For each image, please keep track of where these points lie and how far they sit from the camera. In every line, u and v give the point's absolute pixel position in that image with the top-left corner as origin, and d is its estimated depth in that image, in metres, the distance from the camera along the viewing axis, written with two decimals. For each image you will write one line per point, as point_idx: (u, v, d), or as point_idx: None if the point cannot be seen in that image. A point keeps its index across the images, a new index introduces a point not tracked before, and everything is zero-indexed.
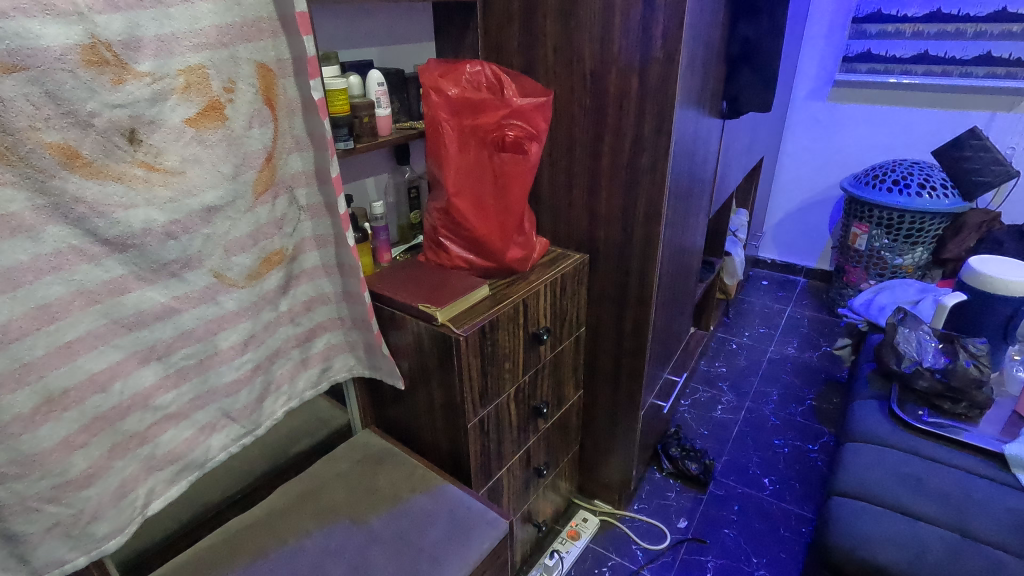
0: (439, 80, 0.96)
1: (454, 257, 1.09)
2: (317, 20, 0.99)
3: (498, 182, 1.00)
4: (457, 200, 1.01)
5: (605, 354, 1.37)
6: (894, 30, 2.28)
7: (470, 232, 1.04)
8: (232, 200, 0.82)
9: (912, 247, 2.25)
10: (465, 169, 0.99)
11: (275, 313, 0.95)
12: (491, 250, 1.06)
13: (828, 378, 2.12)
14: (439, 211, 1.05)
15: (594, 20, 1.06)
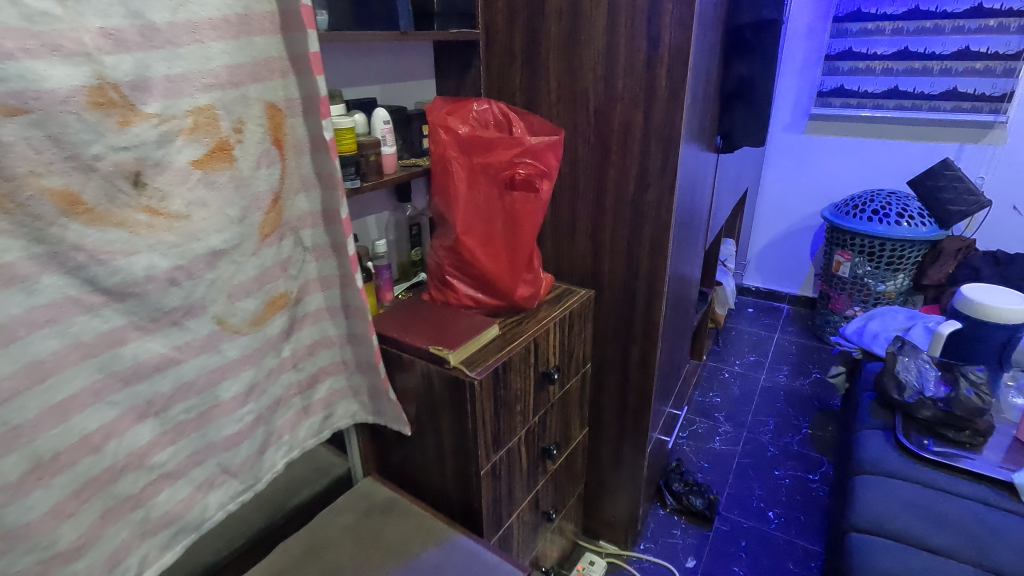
0: (448, 119, 0.96)
1: (461, 296, 1.06)
2: (326, 60, 0.98)
3: (507, 220, 0.98)
4: (466, 239, 0.99)
5: (610, 391, 1.35)
6: (865, 67, 2.39)
7: (478, 271, 1.02)
8: (238, 244, 0.79)
9: (893, 274, 2.30)
10: (474, 207, 0.97)
11: (278, 360, 0.91)
12: (501, 289, 1.03)
13: (821, 406, 2.13)
14: (447, 250, 1.03)
15: (598, 59, 1.07)
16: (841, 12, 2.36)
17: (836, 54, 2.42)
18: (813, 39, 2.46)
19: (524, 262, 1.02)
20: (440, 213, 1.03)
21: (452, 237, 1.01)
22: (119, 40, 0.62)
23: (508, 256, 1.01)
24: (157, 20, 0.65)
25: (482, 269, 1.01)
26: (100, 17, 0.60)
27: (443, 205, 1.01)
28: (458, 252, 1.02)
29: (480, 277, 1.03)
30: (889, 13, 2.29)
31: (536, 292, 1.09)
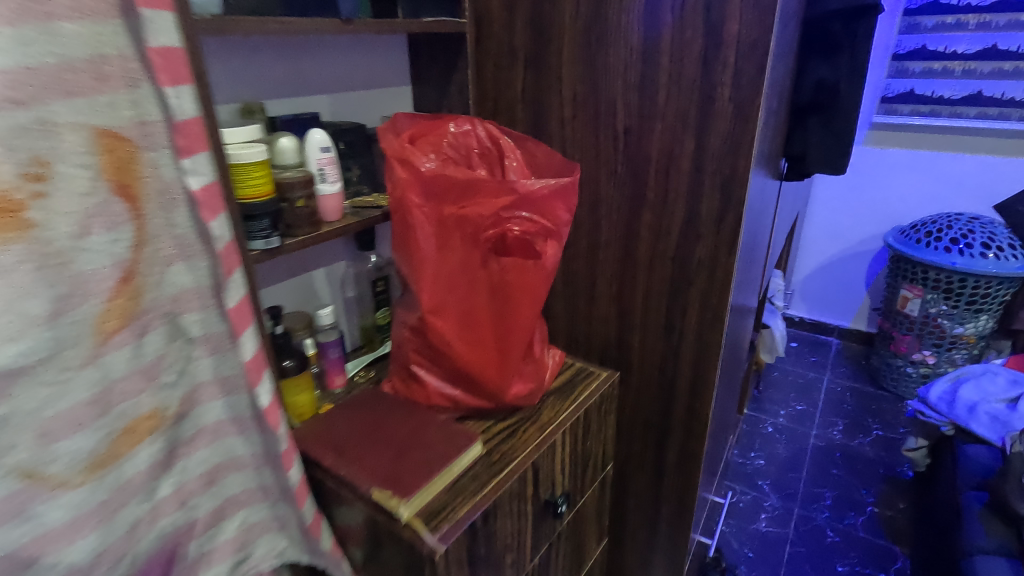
0: (408, 148, 0.66)
1: (432, 394, 0.75)
2: (212, 58, 0.66)
3: (493, 297, 0.67)
4: (434, 321, 0.68)
5: (636, 494, 1.03)
6: (940, 68, 2.06)
7: (453, 363, 0.71)
8: (53, 351, 0.42)
9: (975, 315, 1.95)
10: (446, 278, 0.66)
11: (150, 505, 0.53)
12: (485, 387, 0.73)
13: (889, 475, 1.78)
14: (410, 332, 0.72)
15: (632, 59, 0.75)
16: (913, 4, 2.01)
17: (905, 52, 2.09)
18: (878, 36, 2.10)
19: (518, 354, 0.71)
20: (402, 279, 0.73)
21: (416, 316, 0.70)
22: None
23: (495, 346, 0.70)
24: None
25: (459, 363, 0.70)
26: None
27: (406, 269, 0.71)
28: (425, 336, 0.71)
29: (456, 371, 0.72)
30: (975, 5, 1.93)
31: (538, 388, 0.77)
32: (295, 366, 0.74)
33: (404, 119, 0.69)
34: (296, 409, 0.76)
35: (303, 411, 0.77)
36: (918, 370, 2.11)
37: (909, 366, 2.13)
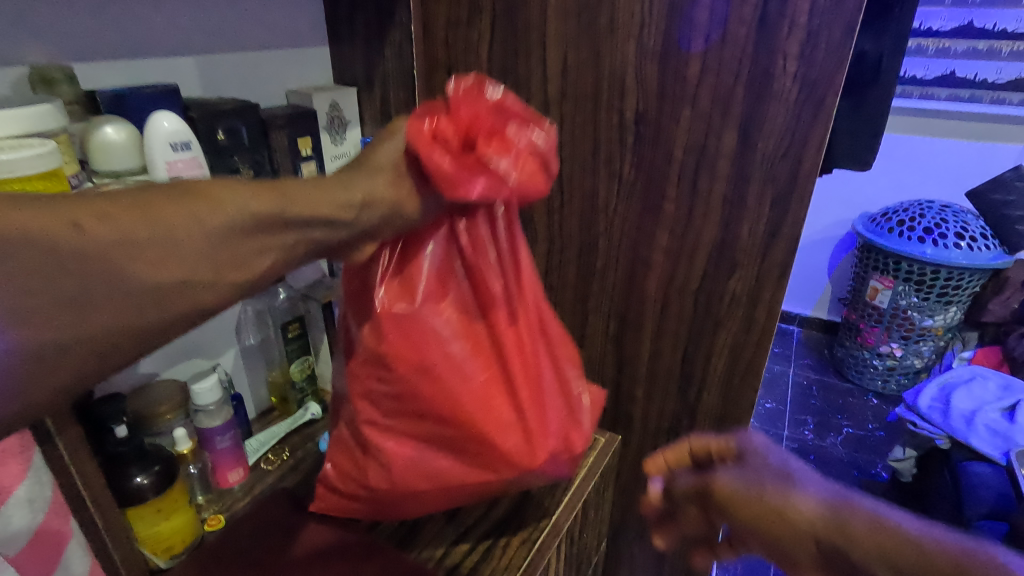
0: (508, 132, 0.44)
1: (413, 475, 0.48)
2: None
3: (482, 294, 0.50)
4: (400, 343, 0.45)
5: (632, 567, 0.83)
6: (915, 46, 1.93)
7: (438, 408, 0.46)
8: None
9: (945, 307, 1.87)
10: (416, 273, 0.47)
11: None
12: (495, 432, 0.47)
13: (864, 479, 1.70)
14: (358, 389, 0.48)
15: (652, 14, 0.52)
16: None
17: None
18: None
19: (531, 371, 0.50)
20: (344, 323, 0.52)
21: (365, 362, 0.47)
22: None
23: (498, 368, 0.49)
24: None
25: (448, 398, 0.46)
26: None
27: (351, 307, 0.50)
28: (380, 377, 0.46)
29: (443, 420, 0.47)
30: None
31: (576, 431, 0.53)
32: (155, 483, 0.47)
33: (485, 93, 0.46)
34: (160, 542, 0.49)
35: (175, 543, 0.50)
36: (884, 362, 2.04)
37: (876, 359, 2.06)
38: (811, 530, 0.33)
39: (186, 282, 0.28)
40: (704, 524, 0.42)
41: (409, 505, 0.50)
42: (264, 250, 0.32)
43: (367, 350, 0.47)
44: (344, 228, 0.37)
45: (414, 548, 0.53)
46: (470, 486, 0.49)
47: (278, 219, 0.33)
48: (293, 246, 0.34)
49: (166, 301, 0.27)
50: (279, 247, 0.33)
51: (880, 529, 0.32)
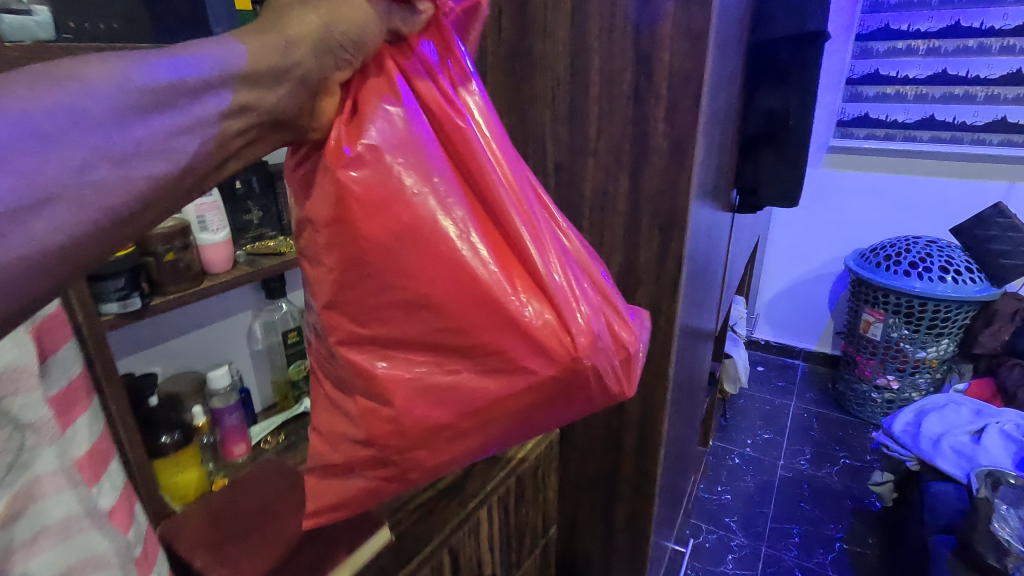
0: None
1: (425, 398, 0.45)
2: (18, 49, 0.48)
3: (460, 156, 0.46)
4: (376, 214, 0.40)
5: (587, 556, 0.93)
6: (893, 93, 2.02)
7: (436, 295, 0.43)
8: None
9: (936, 339, 1.91)
10: (373, 121, 0.40)
11: None
12: (520, 319, 0.44)
13: (858, 507, 1.72)
14: (331, 309, 0.43)
15: (560, 90, 0.69)
16: (863, 30, 2.00)
17: (857, 77, 2.06)
18: (833, 58, 2.07)
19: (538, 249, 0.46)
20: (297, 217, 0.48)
21: (331, 263, 0.42)
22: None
23: (498, 250, 0.46)
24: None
25: (448, 282, 0.43)
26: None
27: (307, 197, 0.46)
28: (354, 274, 0.42)
29: (448, 311, 0.43)
30: (924, 29, 1.91)
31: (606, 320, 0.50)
32: (175, 442, 0.63)
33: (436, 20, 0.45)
34: (179, 491, 0.65)
35: (189, 492, 0.66)
36: (883, 395, 2.07)
37: (874, 391, 2.08)
38: None
39: (110, 177, 0.30)
40: None
41: (442, 435, 0.45)
42: (189, 132, 0.33)
43: (333, 233, 0.41)
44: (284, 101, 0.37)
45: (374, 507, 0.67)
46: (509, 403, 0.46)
47: (187, 87, 0.33)
48: (232, 130, 0.35)
49: (96, 198, 0.29)
50: (212, 130, 0.34)
51: None
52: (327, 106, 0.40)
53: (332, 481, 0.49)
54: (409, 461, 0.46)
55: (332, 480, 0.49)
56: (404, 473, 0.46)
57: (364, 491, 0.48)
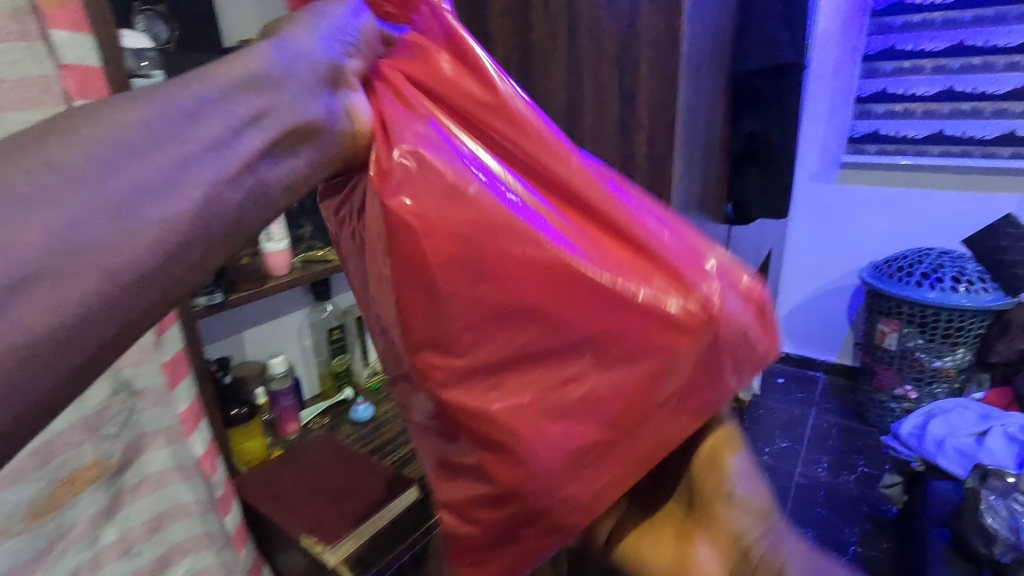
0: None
1: (545, 416, 0.41)
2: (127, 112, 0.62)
3: (491, 136, 0.45)
4: (435, 227, 0.39)
5: None
6: (903, 109, 1.92)
7: (525, 296, 0.41)
8: None
9: (951, 348, 1.87)
10: (397, 123, 0.41)
11: (92, 552, 0.64)
12: (621, 301, 0.43)
13: (873, 513, 1.75)
14: (420, 361, 0.41)
15: (558, 121, 0.83)
16: (869, 51, 1.90)
17: (867, 96, 1.96)
18: (840, 80, 1.96)
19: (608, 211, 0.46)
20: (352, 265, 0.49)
21: (409, 302, 0.40)
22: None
23: (567, 223, 0.45)
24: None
25: (533, 270, 0.41)
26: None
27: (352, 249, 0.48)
28: (432, 302, 0.39)
29: (542, 300, 0.41)
30: (928, 50, 1.82)
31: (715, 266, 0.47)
32: (242, 414, 0.80)
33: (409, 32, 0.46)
34: (245, 455, 0.82)
35: (253, 457, 0.84)
36: (901, 406, 2.03)
37: (892, 402, 2.04)
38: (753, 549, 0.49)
39: (112, 230, 0.29)
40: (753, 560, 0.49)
41: (590, 448, 0.42)
42: (200, 168, 0.33)
43: (397, 262, 0.40)
44: (280, 117, 0.36)
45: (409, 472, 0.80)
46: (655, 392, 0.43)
47: (177, 117, 0.33)
48: (243, 158, 0.35)
49: (95, 258, 0.29)
50: (221, 161, 0.34)
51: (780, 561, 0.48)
52: (357, 124, 0.41)
53: (476, 538, 0.45)
54: (560, 505, 0.42)
55: (475, 538, 0.45)
56: (568, 501, 0.42)
57: (517, 544, 0.44)
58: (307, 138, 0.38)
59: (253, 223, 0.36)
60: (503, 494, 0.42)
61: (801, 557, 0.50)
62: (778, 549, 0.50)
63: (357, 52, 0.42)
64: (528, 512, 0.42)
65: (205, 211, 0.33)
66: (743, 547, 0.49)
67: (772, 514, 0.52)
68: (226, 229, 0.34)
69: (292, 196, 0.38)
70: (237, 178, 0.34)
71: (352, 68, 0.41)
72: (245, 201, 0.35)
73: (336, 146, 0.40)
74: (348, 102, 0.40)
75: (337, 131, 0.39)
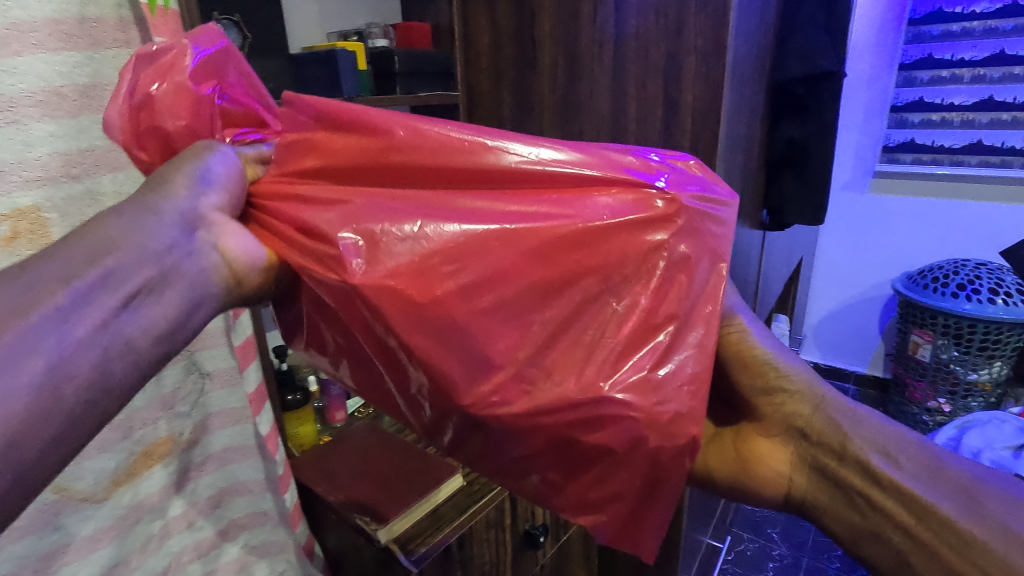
0: (225, 64, 0.45)
1: (621, 377, 0.36)
2: None
3: (382, 175, 0.41)
4: (427, 285, 0.35)
5: None
6: (939, 119, 1.90)
7: (522, 296, 0.36)
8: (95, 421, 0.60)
9: (988, 361, 1.82)
10: (317, 221, 0.39)
11: (162, 522, 0.68)
12: (616, 234, 0.37)
13: None
14: (469, 397, 0.36)
15: None
16: (907, 59, 1.88)
17: (903, 104, 1.93)
18: (875, 88, 1.93)
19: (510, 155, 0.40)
20: (364, 387, 0.46)
21: (435, 359, 0.36)
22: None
23: (491, 178, 0.40)
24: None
25: (528, 235, 0.37)
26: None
27: (355, 370, 0.45)
28: (454, 335, 0.35)
29: (533, 268, 0.37)
30: (968, 58, 1.81)
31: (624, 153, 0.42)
32: (297, 399, 0.84)
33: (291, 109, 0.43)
34: (299, 440, 0.87)
35: (305, 441, 0.88)
36: (934, 418, 1.97)
37: (925, 415, 1.99)
38: (807, 449, 0.48)
39: None
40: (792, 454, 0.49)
41: (690, 365, 0.37)
42: (37, 348, 0.32)
43: (405, 327, 0.35)
44: (136, 273, 0.36)
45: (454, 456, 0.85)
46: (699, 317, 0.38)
47: (10, 309, 0.32)
48: (94, 316, 0.34)
49: None
50: (66, 326, 0.33)
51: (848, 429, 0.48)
52: (226, 260, 0.41)
53: (616, 517, 0.40)
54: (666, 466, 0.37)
55: (618, 515, 0.40)
56: (687, 416, 0.36)
57: (662, 498, 0.39)
58: (166, 288, 0.37)
59: (119, 384, 0.35)
60: (617, 454, 0.37)
61: (865, 421, 0.48)
62: (837, 420, 0.48)
63: (225, 195, 0.42)
64: (655, 458, 0.37)
65: (53, 388, 0.32)
66: (800, 429, 0.49)
67: (818, 381, 0.51)
68: (87, 400, 0.33)
69: (164, 344, 0.37)
70: (89, 337, 0.33)
71: (215, 201, 0.41)
72: (101, 365, 0.34)
73: (200, 289, 0.39)
74: (217, 237, 0.41)
75: (201, 271, 0.40)
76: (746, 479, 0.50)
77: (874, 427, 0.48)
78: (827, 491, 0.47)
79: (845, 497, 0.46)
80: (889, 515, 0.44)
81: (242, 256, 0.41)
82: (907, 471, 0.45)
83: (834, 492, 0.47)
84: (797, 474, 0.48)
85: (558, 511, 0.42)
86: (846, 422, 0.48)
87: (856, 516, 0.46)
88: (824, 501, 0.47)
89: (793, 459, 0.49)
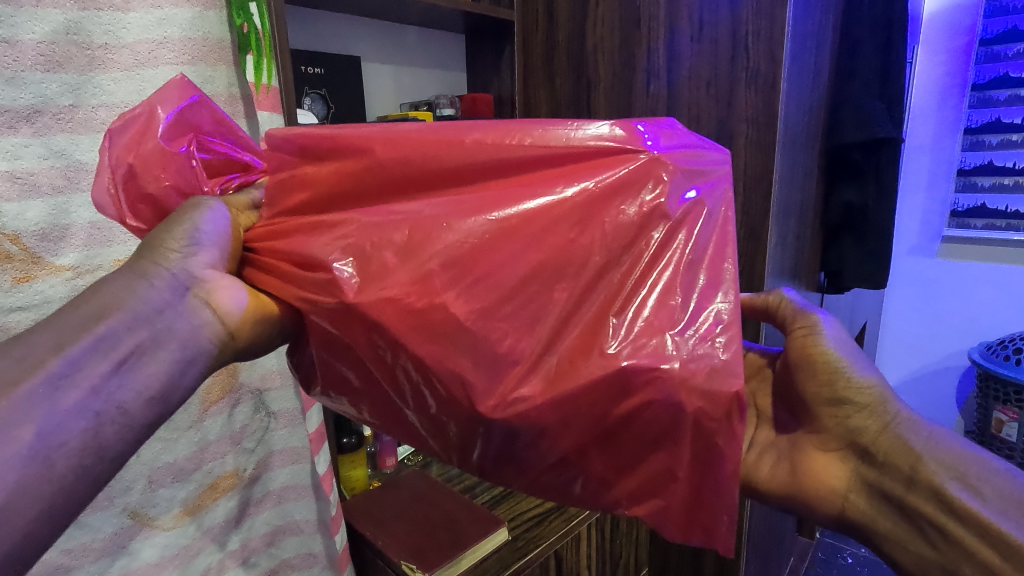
0: (197, 115, 0.44)
1: (638, 348, 0.34)
2: None
3: (365, 198, 0.41)
4: (436, 304, 0.36)
5: None
6: (1013, 183, 1.77)
7: (523, 275, 0.36)
8: (171, 450, 0.65)
9: None
10: (312, 248, 0.39)
11: (219, 555, 0.72)
12: (613, 203, 0.38)
13: None
14: (491, 398, 0.35)
15: None
16: (972, 123, 1.81)
17: (970, 168, 1.84)
18: (938, 152, 1.89)
19: (485, 144, 0.39)
20: (390, 426, 0.44)
21: (449, 362, 0.35)
22: (28, 183, 0.56)
23: (478, 171, 0.40)
24: (87, 159, 0.60)
25: (523, 225, 0.37)
26: (7, 160, 0.55)
27: (378, 412, 0.43)
28: (462, 337, 0.35)
29: (530, 254, 0.37)
30: None
31: (589, 125, 0.39)
32: (353, 442, 0.88)
33: (280, 152, 0.42)
34: (351, 483, 0.89)
35: (356, 485, 0.90)
36: None
37: None
38: (863, 476, 0.47)
39: None
40: (845, 477, 0.47)
41: (722, 319, 0.36)
42: (30, 416, 0.32)
43: (428, 349, 0.35)
44: (128, 337, 0.35)
45: (500, 508, 0.85)
46: (717, 272, 0.38)
47: (6, 379, 0.32)
48: (85, 383, 0.34)
49: None
50: (58, 394, 0.33)
51: (928, 445, 0.46)
52: (216, 316, 0.40)
53: (677, 500, 0.37)
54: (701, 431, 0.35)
55: (677, 498, 0.37)
56: (721, 370, 0.34)
57: (724, 483, 0.35)
58: (158, 349, 0.36)
59: (115, 448, 0.34)
60: (660, 433, 0.35)
61: (943, 442, 0.46)
62: (911, 441, 0.46)
63: (217, 252, 0.41)
64: (698, 423, 0.34)
65: (45, 457, 0.31)
66: (864, 447, 0.47)
67: (892, 397, 0.49)
68: (79, 466, 0.33)
69: (161, 405, 0.36)
70: (79, 404, 0.33)
71: (202, 262, 0.40)
72: (93, 430, 0.33)
73: (193, 347, 0.38)
74: (210, 293, 0.40)
75: (193, 329, 0.38)
76: (800, 495, 0.48)
77: (955, 449, 0.45)
78: (888, 518, 0.45)
79: (905, 511, 0.45)
80: (966, 551, 0.42)
81: (233, 311, 0.40)
82: (992, 503, 0.43)
83: (901, 508, 0.45)
84: (854, 493, 0.47)
85: (613, 511, 0.39)
86: (922, 442, 0.46)
87: (926, 548, 0.44)
88: (885, 529, 0.46)
89: (854, 491, 0.47)
